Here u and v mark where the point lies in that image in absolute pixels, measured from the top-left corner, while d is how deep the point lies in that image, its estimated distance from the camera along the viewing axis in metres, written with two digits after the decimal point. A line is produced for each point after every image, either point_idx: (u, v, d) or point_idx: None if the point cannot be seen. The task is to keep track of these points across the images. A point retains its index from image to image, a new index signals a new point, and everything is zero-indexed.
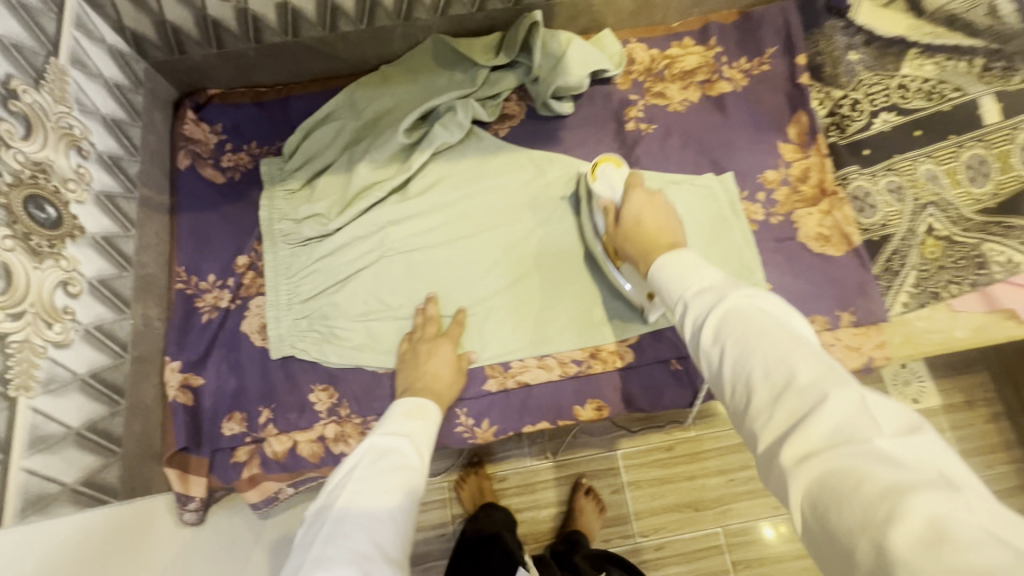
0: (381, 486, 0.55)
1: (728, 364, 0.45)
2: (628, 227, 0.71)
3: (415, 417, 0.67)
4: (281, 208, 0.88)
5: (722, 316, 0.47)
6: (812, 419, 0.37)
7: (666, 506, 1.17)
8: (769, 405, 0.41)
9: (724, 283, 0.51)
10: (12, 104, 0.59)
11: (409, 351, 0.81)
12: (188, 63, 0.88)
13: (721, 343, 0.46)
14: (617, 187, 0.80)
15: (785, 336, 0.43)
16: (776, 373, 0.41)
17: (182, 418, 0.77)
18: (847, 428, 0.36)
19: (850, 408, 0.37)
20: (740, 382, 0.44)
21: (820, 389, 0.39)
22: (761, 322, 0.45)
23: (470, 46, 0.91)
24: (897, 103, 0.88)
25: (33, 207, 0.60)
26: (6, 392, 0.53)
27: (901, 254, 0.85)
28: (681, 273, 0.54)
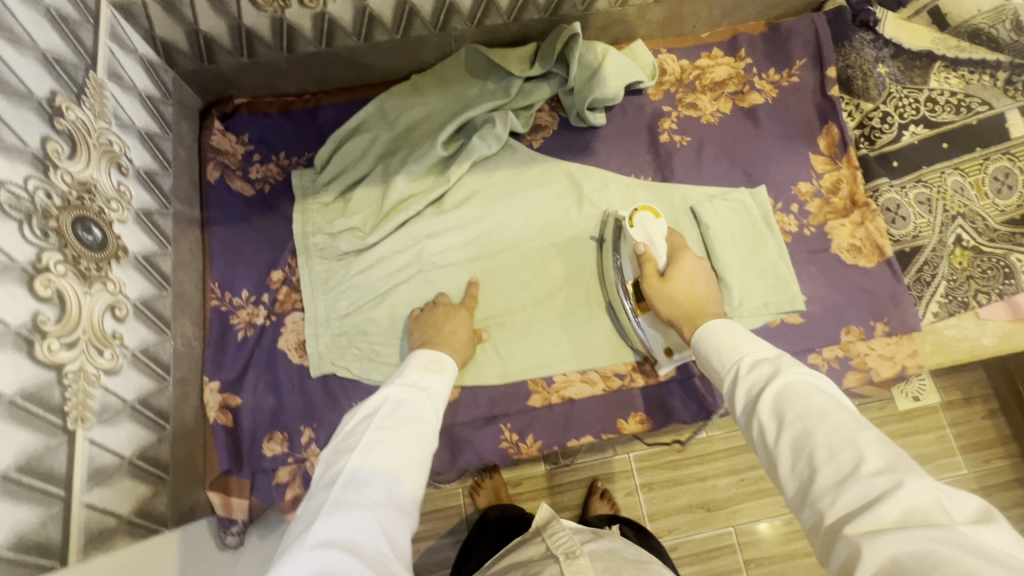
0: (399, 438, 0.54)
1: (787, 439, 0.47)
2: (674, 293, 0.72)
3: (433, 370, 0.65)
4: (314, 220, 0.87)
5: (777, 393, 0.51)
6: (882, 503, 0.39)
7: (678, 507, 1.13)
8: (833, 486, 0.42)
9: (779, 358, 0.54)
10: (59, 123, 0.57)
11: (433, 312, 0.80)
12: (217, 72, 0.86)
13: (784, 423, 0.48)
14: (653, 238, 0.77)
15: (847, 420, 0.46)
16: (842, 454, 0.43)
17: (224, 439, 0.77)
18: (917, 514, 0.38)
19: (920, 496, 0.39)
20: (802, 457, 0.45)
21: (892, 475, 0.40)
22: (820, 402, 0.48)
23: (504, 56, 0.90)
24: (926, 116, 0.90)
25: (81, 229, 0.58)
26: (66, 425, 0.52)
27: (932, 265, 0.87)
28: (732, 343, 0.59)
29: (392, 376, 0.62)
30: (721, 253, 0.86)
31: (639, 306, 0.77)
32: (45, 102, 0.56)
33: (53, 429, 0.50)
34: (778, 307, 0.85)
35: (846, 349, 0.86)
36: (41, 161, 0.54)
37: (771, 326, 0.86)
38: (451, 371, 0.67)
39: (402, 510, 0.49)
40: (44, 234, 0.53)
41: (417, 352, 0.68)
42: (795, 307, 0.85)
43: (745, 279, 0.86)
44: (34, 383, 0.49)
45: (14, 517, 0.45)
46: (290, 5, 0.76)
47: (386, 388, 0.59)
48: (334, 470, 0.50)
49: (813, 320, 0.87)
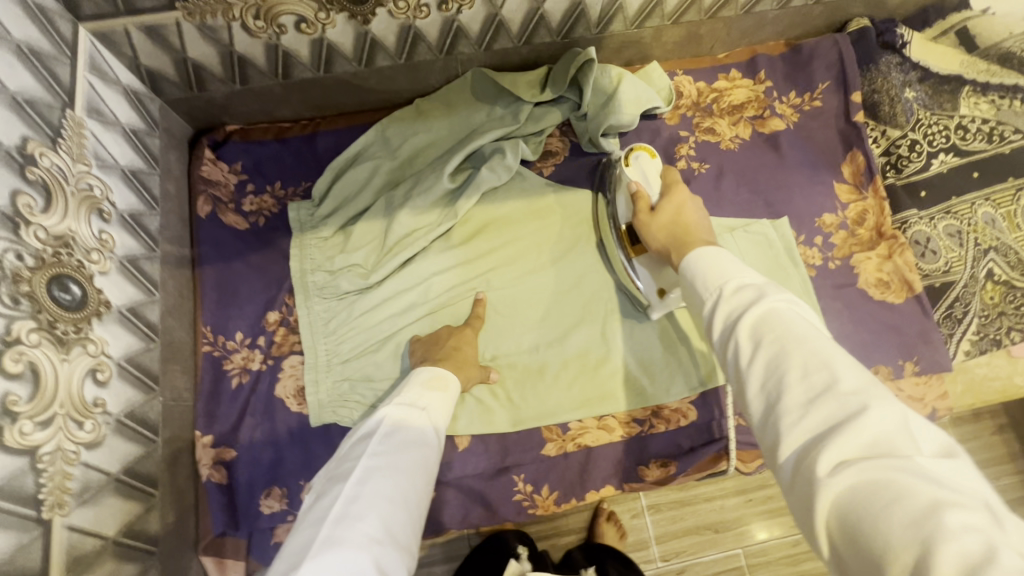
0: (394, 466, 0.50)
1: (760, 363, 0.41)
2: (661, 225, 0.66)
3: (434, 389, 0.61)
4: (313, 257, 0.81)
5: (760, 316, 0.43)
6: (847, 427, 0.34)
7: (686, 528, 1.06)
8: (800, 409, 0.37)
9: (765, 282, 0.46)
10: (31, 173, 0.52)
11: (437, 330, 0.76)
12: (207, 99, 0.80)
13: (757, 344, 0.42)
14: (649, 176, 0.73)
15: (824, 344, 0.39)
16: (815, 375, 0.38)
17: (219, 497, 0.72)
18: (883, 442, 0.33)
19: (889, 422, 0.34)
20: (771, 378, 0.40)
21: (863, 400, 0.35)
22: (802, 326, 0.41)
23: (514, 81, 0.84)
24: (955, 144, 0.86)
25: (57, 289, 0.52)
26: (41, 515, 0.47)
27: (963, 301, 0.83)
28: (719, 267, 0.50)
29: (390, 395, 0.59)
30: None
31: (634, 250, 0.74)
32: (15, 151, 0.50)
33: (26, 523, 0.45)
34: None
35: None
36: (11, 219, 0.49)
37: None
38: (453, 392, 0.64)
39: (400, 547, 0.46)
40: (14, 301, 0.47)
41: (419, 371, 0.64)
42: None
43: None
44: (4, 476, 0.44)
45: None
46: (286, 31, 0.71)
47: (384, 410, 0.56)
48: (327, 499, 0.47)
49: None
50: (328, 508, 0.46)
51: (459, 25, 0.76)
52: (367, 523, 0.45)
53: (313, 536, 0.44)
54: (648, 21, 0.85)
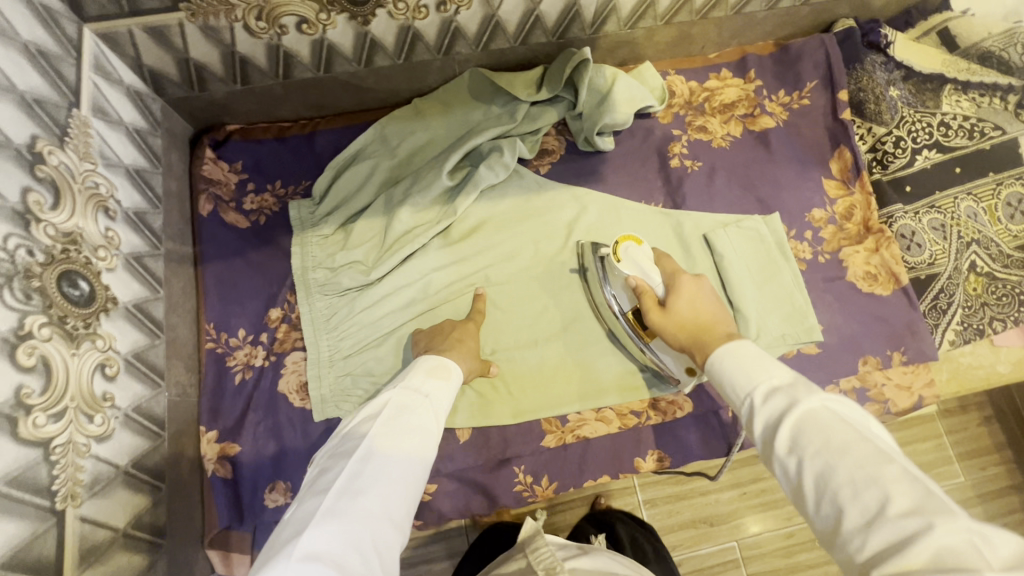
0: (395, 448, 0.51)
1: (809, 479, 0.42)
2: (677, 323, 0.64)
3: (438, 376, 0.61)
4: (314, 254, 0.83)
5: (796, 424, 0.44)
6: (909, 547, 0.35)
7: (681, 523, 1.08)
8: (860, 530, 0.38)
9: (795, 385, 0.48)
10: (41, 171, 0.53)
11: (438, 323, 0.77)
12: (207, 99, 0.81)
13: (799, 453, 0.43)
14: (647, 268, 0.69)
15: (871, 455, 0.40)
16: (866, 492, 0.38)
17: (223, 491, 0.73)
18: (949, 558, 0.34)
19: (955, 536, 0.34)
20: (824, 495, 0.41)
21: (922, 517, 0.35)
22: (842, 433, 0.42)
23: (511, 81, 0.86)
24: (939, 141, 0.89)
25: (66, 284, 0.53)
26: (55, 505, 0.48)
27: (947, 292, 0.86)
28: (744, 368, 0.51)
29: (394, 380, 0.59)
30: (737, 283, 0.84)
31: (646, 334, 0.72)
32: (25, 149, 0.51)
33: (41, 513, 0.46)
34: (796, 338, 0.83)
35: (863, 380, 0.84)
36: (22, 215, 0.50)
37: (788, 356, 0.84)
38: (456, 379, 0.64)
39: (394, 523, 0.47)
40: (26, 296, 0.48)
41: (423, 357, 0.65)
42: (812, 338, 0.83)
43: (761, 310, 0.84)
44: (19, 466, 0.45)
45: None
46: (287, 32, 0.72)
47: (387, 394, 0.56)
48: (329, 475, 0.48)
49: (830, 350, 0.85)
50: (330, 484, 0.47)
51: (456, 25, 0.78)
52: (367, 501, 0.46)
53: (315, 508, 0.45)
54: (641, 21, 0.87)
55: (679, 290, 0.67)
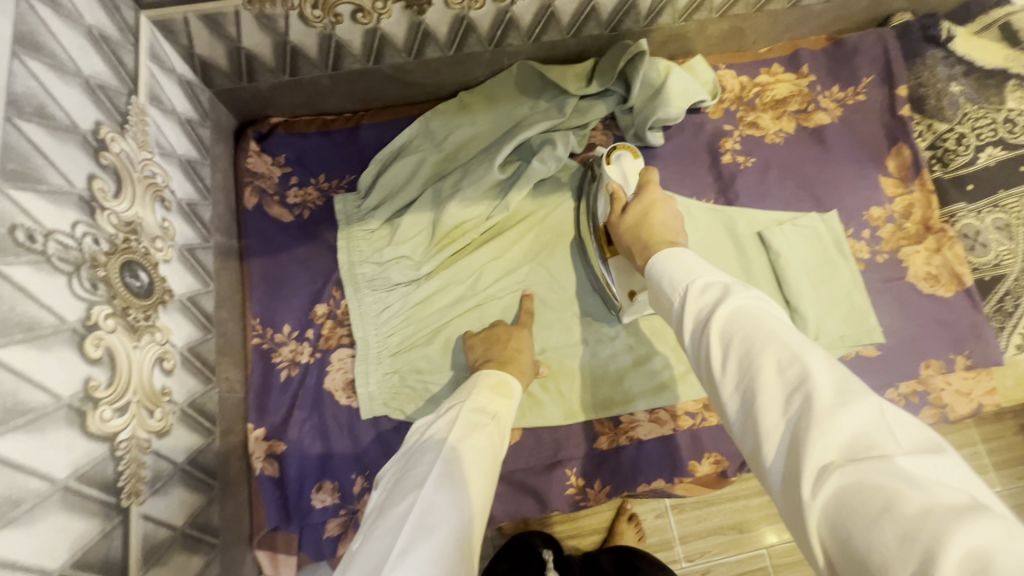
0: (464, 475, 0.49)
1: (733, 363, 0.39)
2: (627, 227, 0.62)
3: (501, 395, 0.60)
4: (360, 249, 0.81)
5: (731, 312, 0.42)
6: (824, 424, 0.32)
7: (710, 529, 1.05)
8: (779, 413, 0.35)
9: (732, 279, 0.45)
10: (104, 158, 0.51)
11: (491, 328, 0.75)
12: (255, 91, 0.80)
13: (726, 346, 0.40)
14: (629, 176, 0.71)
15: (795, 337, 0.37)
16: (787, 372, 0.36)
17: (271, 491, 0.71)
18: (864, 440, 0.31)
19: (864, 418, 0.32)
20: (744, 381, 0.38)
21: (836, 396, 0.33)
22: (770, 321, 0.39)
23: (561, 74, 0.84)
24: (1004, 138, 0.85)
25: (128, 275, 0.52)
26: (119, 503, 0.46)
27: (1014, 295, 0.82)
28: (686, 266, 0.49)
29: (458, 399, 0.58)
30: (794, 284, 0.81)
31: (607, 251, 0.72)
32: (90, 135, 0.50)
33: (104, 512, 0.44)
34: (857, 340, 0.80)
35: (925, 384, 0.82)
36: (88, 203, 0.48)
37: (847, 358, 0.81)
38: (516, 399, 0.62)
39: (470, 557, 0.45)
40: (93, 286, 0.46)
41: (481, 372, 0.64)
42: (874, 339, 0.80)
43: (819, 310, 0.81)
44: (88, 461, 0.43)
45: None
46: (341, 21, 0.70)
47: (455, 415, 0.55)
48: (401, 509, 0.46)
49: (891, 353, 0.82)
50: (406, 514, 0.45)
51: (511, 16, 0.76)
52: (441, 533, 0.43)
53: (392, 544, 0.43)
54: (695, 13, 0.84)
55: (645, 193, 0.64)
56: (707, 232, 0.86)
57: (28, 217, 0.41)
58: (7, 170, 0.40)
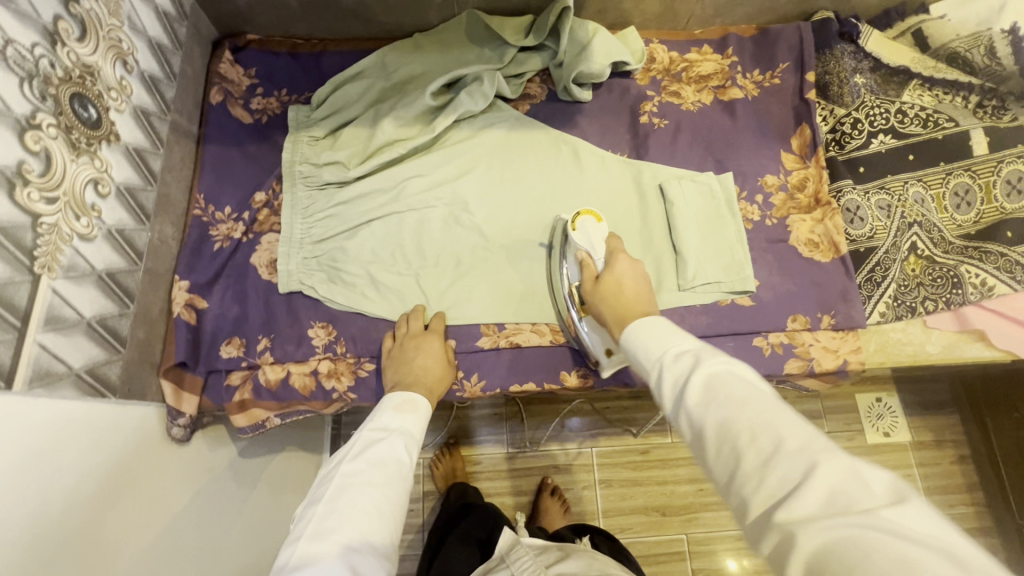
0: (365, 483, 0.59)
1: (712, 430, 0.47)
2: (603, 291, 0.72)
3: (404, 410, 0.70)
4: (303, 151, 0.92)
5: (705, 380, 0.50)
6: (805, 487, 0.40)
7: (635, 507, 1.29)
8: (758, 471, 0.43)
9: (702, 348, 0.53)
10: (72, 7, 0.63)
11: (403, 344, 0.82)
12: (233, 5, 0.93)
13: (705, 408, 0.48)
14: (593, 241, 0.81)
15: (768, 403, 0.46)
16: (763, 436, 0.44)
17: (185, 334, 0.80)
18: (840, 495, 0.39)
19: (840, 473, 0.40)
20: (726, 445, 0.46)
21: (810, 457, 0.41)
22: (746, 391, 0.47)
23: (502, 24, 0.96)
24: (895, 126, 0.94)
25: (78, 104, 0.63)
26: (32, 267, 0.56)
27: (883, 267, 0.90)
28: (656, 337, 0.57)
29: (364, 423, 0.68)
30: (682, 229, 0.90)
31: (583, 309, 0.79)
32: None
33: (18, 266, 0.55)
34: (729, 287, 0.89)
35: (792, 337, 0.89)
36: (50, 34, 0.60)
37: (722, 304, 0.89)
38: (423, 411, 0.72)
39: (378, 552, 0.55)
40: (41, 97, 0.58)
41: (389, 395, 0.73)
42: (746, 289, 0.89)
43: (699, 256, 0.89)
44: (9, 219, 0.54)
45: None
46: None
47: (354, 437, 0.65)
48: (306, 517, 0.56)
49: (763, 305, 0.89)
50: (303, 528, 0.55)
51: None
52: (342, 532, 0.55)
53: (294, 550, 0.53)
54: None
55: (617, 266, 0.74)
56: (616, 181, 0.96)
57: None
58: None
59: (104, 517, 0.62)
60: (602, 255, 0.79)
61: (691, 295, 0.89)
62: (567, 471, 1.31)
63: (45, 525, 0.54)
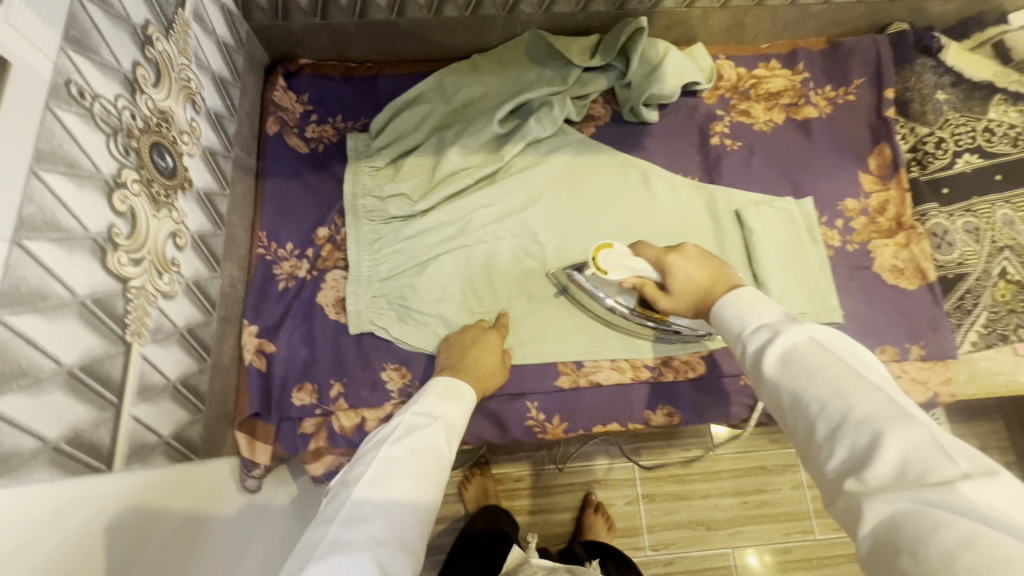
0: (402, 470, 0.53)
1: (789, 394, 0.46)
2: (678, 293, 0.67)
3: (450, 398, 0.64)
4: (365, 183, 0.88)
5: (781, 352, 0.48)
6: (874, 456, 0.38)
7: (677, 522, 1.11)
8: (830, 438, 0.42)
9: (779, 318, 0.51)
10: (148, 51, 0.59)
11: (462, 334, 0.80)
12: (288, 30, 0.89)
13: (784, 374, 0.47)
14: (618, 269, 0.72)
15: (847, 372, 0.43)
16: (834, 403, 0.42)
17: (257, 381, 0.78)
18: (914, 464, 0.37)
19: (915, 442, 0.38)
20: (799, 409, 0.44)
21: (877, 425, 0.39)
22: (824, 359, 0.45)
23: (567, 45, 0.91)
24: (980, 146, 0.90)
25: (157, 155, 0.60)
26: (123, 336, 0.53)
27: (974, 294, 0.87)
28: (751, 307, 0.54)
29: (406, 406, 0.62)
30: (763, 259, 0.86)
31: (662, 315, 0.78)
32: (138, 29, 0.58)
33: (112, 338, 0.51)
34: (813, 319, 0.85)
35: None
36: (130, 83, 0.56)
37: None
38: (466, 400, 0.66)
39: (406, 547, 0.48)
40: (125, 152, 0.54)
41: (433, 381, 0.68)
42: (832, 320, 0.85)
43: (782, 287, 0.86)
44: (102, 289, 0.50)
45: (73, 413, 0.46)
46: None
47: (397, 420, 0.59)
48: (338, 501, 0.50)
49: (848, 335, 0.86)
50: (336, 510, 0.49)
51: None
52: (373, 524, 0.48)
53: (324, 534, 0.47)
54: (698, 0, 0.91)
55: (672, 273, 0.68)
56: (688, 206, 0.92)
57: (82, 78, 0.49)
58: (70, 36, 0.48)
59: (148, 541, 0.55)
60: (653, 270, 0.72)
61: None
62: (607, 486, 1.13)
63: (89, 552, 0.47)
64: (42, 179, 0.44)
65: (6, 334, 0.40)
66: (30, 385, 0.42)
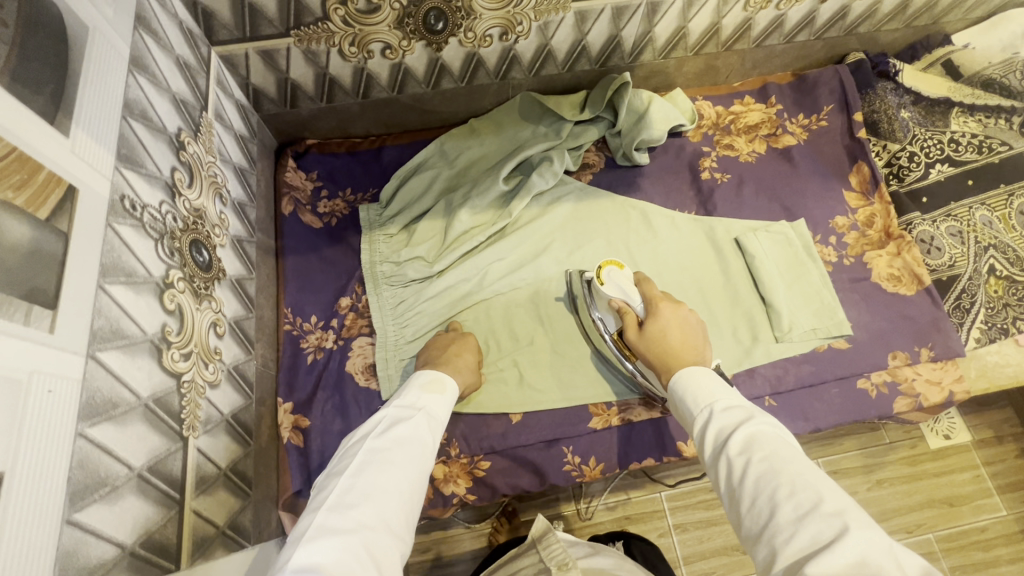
0: (388, 459, 0.50)
1: (751, 480, 0.45)
2: (655, 336, 0.70)
3: (432, 392, 0.61)
4: (381, 251, 0.92)
5: (748, 436, 0.48)
6: (837, 546, 0.37)
7: (713, 549, 1.10)
8: (791, 523, 0.41)
9: (749, 405, 0.52)
10: (182, 155, 0.63)
11: (442, 336, 0.82)
12: (296, 116, 0.94)
13: (749, 453, 0.46)
14: (625, 288, 0.76)
15: (811, 470, 0.44)
16: (802, 493, 0.42)
17: (296, 460, 0.79)
18: (870, 563, 0.36)
19: (871, 548, 0.37)
20: (761, 496, 0.43)
21: (845, 521, 0.39)
22: (786, 447, 0.46)
23: (558, 103, 0.97)
24: (950, 156, 0.98)
25: (195, 250, 0.62)
26: (181, 432, 0.54)
27: (970, 293, 0.91)
28: (705, 385, 0.56)
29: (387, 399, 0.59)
30: (768, 282, 0.90)
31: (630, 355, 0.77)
32: (173, 137, 0.62)
33: (172, 435, 0.52)
34: (826, 333, 0.88)
35: (894, 374, 0.87)
36: (170, 187, 0.59)
37: (820, 351, 0.89)
38: (451, 393, 0.63)
39: (393, 534, 0.46)
40: (170, 254, 0.57)
41: (417, 373, 0.65)
42: (843, 332, 0.88)
43: (791, 307, 0.90)
44: (161, 389, 0.52)
45: (141, 514, 0.47)
46: (373, 56, 0.85)
47: (381, 414, 0.55)
48: (321, 493, 0.47)
49: (860, 346, 0.89)
50: (321, 501, 0.46)
51: (515, 53, 0.91)
52: (361, 510, 0.45)
53: (308, 523, 0.44)
54: (673, 52, 0.99)
55: (658, 315, 0.73)
56: (690, 240, 0.96)
57: (133, 191, 0.53)
58: (122, 154, 0.52)
59: None
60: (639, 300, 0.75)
61: (791, 346, 0.89)
62: (638, 521, 1.12)
63: None
64: (108, 292, 0.46)
65: (86, 446, 0.41)
66: (107, 493, 0.43)
